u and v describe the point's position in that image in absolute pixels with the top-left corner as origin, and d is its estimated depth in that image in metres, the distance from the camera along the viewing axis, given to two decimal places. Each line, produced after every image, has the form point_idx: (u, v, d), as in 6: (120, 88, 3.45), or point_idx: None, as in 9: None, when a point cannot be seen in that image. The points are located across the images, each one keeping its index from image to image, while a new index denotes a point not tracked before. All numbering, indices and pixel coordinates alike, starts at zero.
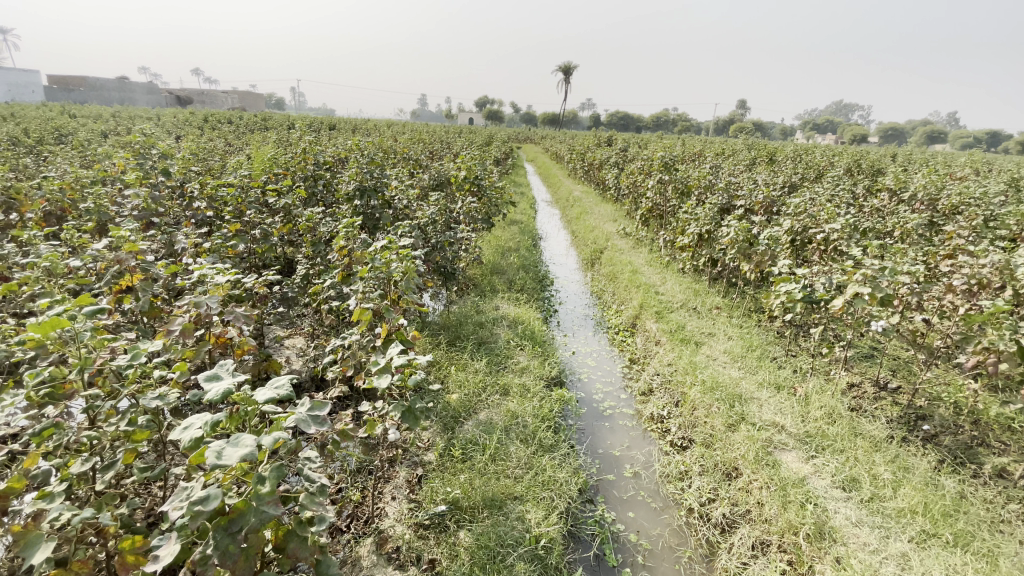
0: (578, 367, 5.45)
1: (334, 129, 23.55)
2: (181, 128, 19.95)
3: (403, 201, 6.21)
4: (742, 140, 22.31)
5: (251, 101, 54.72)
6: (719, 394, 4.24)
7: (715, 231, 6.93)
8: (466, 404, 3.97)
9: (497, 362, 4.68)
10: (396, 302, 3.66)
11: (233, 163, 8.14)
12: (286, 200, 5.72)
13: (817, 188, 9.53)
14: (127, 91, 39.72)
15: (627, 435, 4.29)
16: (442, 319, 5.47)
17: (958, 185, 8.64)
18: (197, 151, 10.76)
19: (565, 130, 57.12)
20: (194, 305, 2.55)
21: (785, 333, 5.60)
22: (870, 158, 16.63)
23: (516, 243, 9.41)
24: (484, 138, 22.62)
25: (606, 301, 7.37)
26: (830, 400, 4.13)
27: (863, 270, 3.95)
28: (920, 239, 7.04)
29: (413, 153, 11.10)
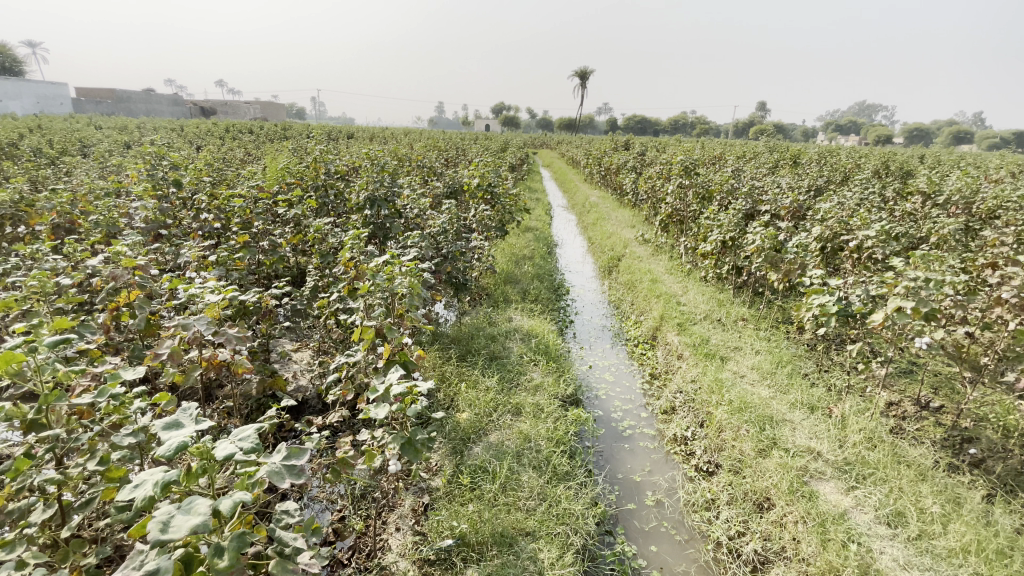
0: (596, 382, 5.21)
1: (351, 137, 23.70)
2: (201, 138, 20.30)
3: (414, 210, 6.06)
4: (763, 142, 21.83)
5: (272, 111, 55.73)
6: (747, 416, 3.96)
7: (738, 239, 6.63)
8: (476, 425, 3.76)
9: (510, 379, 4.46)
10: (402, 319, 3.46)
11: (248, 172, 8.13)
12: (296, 211, 5.62)
13: (845, 192, 9.12)
14: (153, 103, 40.79)
15: (647, 458, 4.04)
16: (453, 332, 5.28)
17: (998, 186, 8.18)
18: (214, 161, 10.86)
19: (581, 134, 56.91)
20: (182, 327, 2.41)
21: (816, 347, 5.28)
22: (898, 159, 16.03)
23: (531, 251, 9.21)
24: (499, 144, 22.57)
25: (624, 311, 7.11)
26: (870, 423, 3.81)
27: (905, 282, 3.64)
28: (960, 245, 6.62)
29: (427, 160, 11.01)
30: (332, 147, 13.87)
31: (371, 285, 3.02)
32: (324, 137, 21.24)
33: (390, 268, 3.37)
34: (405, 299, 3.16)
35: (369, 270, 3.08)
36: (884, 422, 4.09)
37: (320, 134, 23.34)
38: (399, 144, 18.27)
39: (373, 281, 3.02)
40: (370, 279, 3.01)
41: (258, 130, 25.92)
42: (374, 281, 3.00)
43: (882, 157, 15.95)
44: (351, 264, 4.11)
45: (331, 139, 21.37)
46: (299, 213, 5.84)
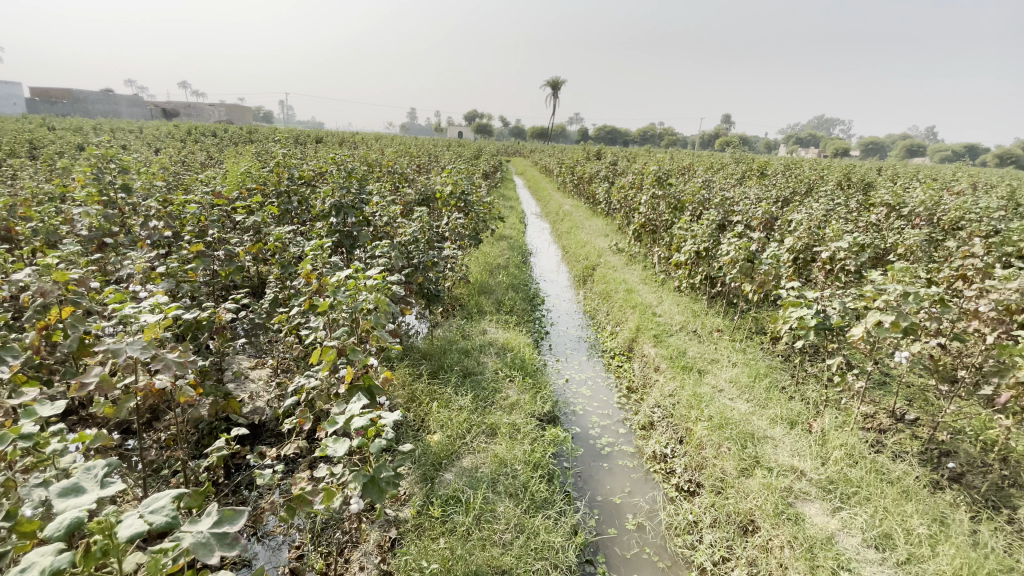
0: (572, 397, 5.05)
1: (320, 142, 23.13)
2: (159, 140, 19.42)
3: (383, 218, 5.80)
4: (730, 152, 22.30)
5: (238, 114, 54.20)
6: (728, 432, 3.85)
7: (713, 249, 6.60)
8: (448, 449, 3.54)
9: (484, 397, 4.25)
10: (368, 338, 3.21)
11: (206, 176, 7.70)
12: (256, 219, 5.29)
13: (813, 203, 9.29)
14: (111, 103, 39.06)
15: (627, 478, 3.89)
16: (424, 346, 5.04)
17: (956, 199, 8.46)
18: (172, 165, 10.32)
19: (554, 143, 57.40)
20: (113, 354, 2.12)
21: (792, 358, 5.26)
22: (859, 172, 16.60)
23: (505, 260, 9.03)
24: (471, 150, 22.42)
25: (600, 322, 7.00)
26: (850, 438, 3.76)
27: (884, 296, 3.60)
28: (924, 256, 6.76)
29: (398, 166, 10.72)
30: (300, 151, 13.42)
31: (335, 301, 2.77)
32: (293, 141, 20.64)
33: (355, 281, 3.12)
34: (372, 315, 2.91)
35: (332, 284, 2.83)
36: (862, 436, 4.06)
37: (288, 138, 22.67)
38: (370, 149, 17.88)
39: (336, 296, 2.76)
40: (333, 294, 2.75)
41: (222, 132, 25.05)
42: (337, 296, 2.74)
43: (843, 169, 16.49)
44: (314, 276, 3.83)
45: (299, 143, 20.78)
46: (258, 221, 5.50)
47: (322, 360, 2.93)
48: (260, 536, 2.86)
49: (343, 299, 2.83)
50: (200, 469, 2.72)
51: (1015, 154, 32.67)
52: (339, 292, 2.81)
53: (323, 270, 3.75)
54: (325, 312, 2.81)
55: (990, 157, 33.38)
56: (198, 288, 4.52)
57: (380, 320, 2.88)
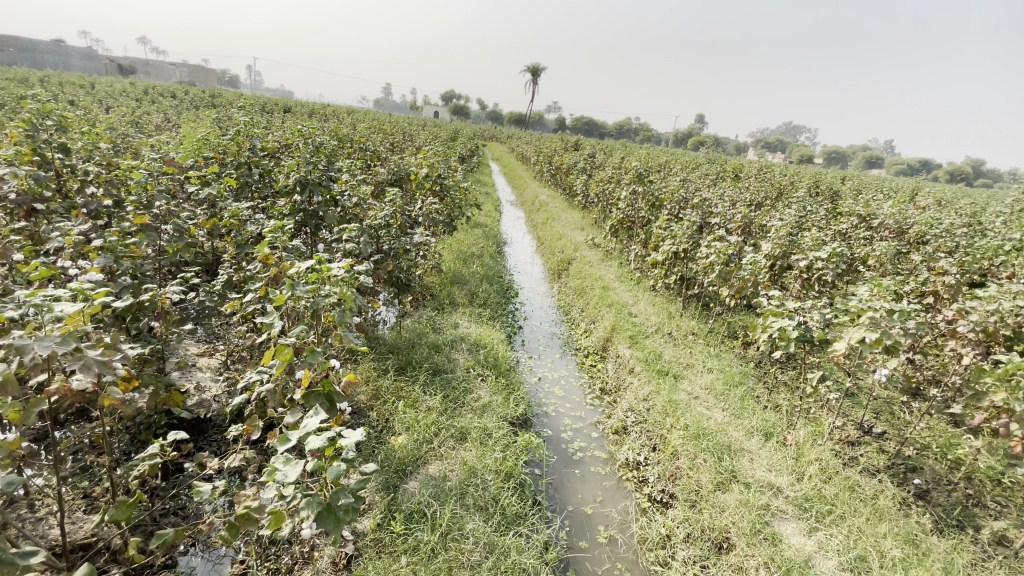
0: (544, 396, 4.88)
1: (289, 112, 22.05)
2: (112, 97, 18.07)
3: (352, 199, 5.42)
4: (705, 153, 22.53)
5: (202, 77, 51.39)
6: (704, 443, 3.75)
7: (691, 251, 6.51)
8: (413, 455, 3.31)
9: (454, 398, 4.02)
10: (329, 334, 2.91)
11: (158, 140, 7.07)
12: (211, 191, 4.84)
13: (786, 209, 9.37)
14: (61, 54, 36.25)
15: (599, 486, 3.75)
16: (390, 339, 4.74)
17: (922, 214, 8.70)
18: (122, 125, 9.49)
19: (531, 131, 57.02)
20: (17, 351, 1.76)
21: (765, 366, 5.23)
22: (826, 180, 17.04)
23: (479, 249, 8.75)
24: (448, 133, 21.82)
25: (574, 318, 6.85)
26: (824, 452, 3.72)
27: (869, 313, 3.55)
28: (893, 269, 6.87)
29: (371, 143, 10.22)
30: (265, 120, 12.64)
31: (293, 297, 2.43)
32: (261, 109, 19.56)
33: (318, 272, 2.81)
34: (336, 313, 2.57)
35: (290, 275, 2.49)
36: (834, 450, 4.04)
37: (256, 107, 21.55)
38: (341, 123, 17.09)
39: (294, 289, 2.40)
40: (292, 288, 2.42)
41: (184, 95, 23.54)
42: (296, 290, 2.40)
43: (813, 177, 16.83)
44: (273, 260, 3.47)
45: (268, 113, 19.74)
46: (213, 193, 5.04)
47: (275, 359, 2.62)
48: (200, 548, 2.59)
49: (304, 295, 2.48)
50: (129, 477, 2.40)
51: (966, 172, 34.40)
52: (295, 287, 2.45)
53: (283, 254, 3.40)
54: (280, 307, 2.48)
55: (942, 172, 35.31)
56: (141, 265, 4.09)
57: (346, 317, 2.55)
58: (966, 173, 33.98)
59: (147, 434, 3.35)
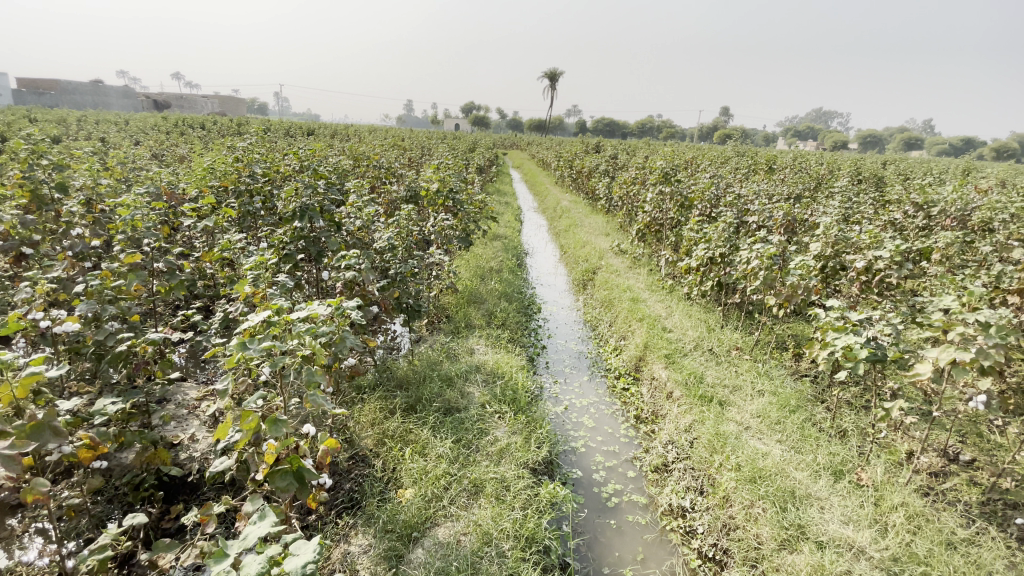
0: (572, 429, 4.39)
1: (311, 135, 22.31)
2: (143, 131, 18.60)
3: (356, 222, 5.08)
4: (733, 146, 21.56)
5: (232, 107, 53.34)
6: (762, 489, 3.18)
7: (729, 255, 5.90)
8: (418, 517, 2.88)
9: (467, 442, 3.58)
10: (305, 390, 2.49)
11: (168, 171, 6.95)
12: (208, 224, 4.58)
13: (830, 200, 8.57)
14: (99, 95, 38.05)
15: (639, 540, 3.23)
16: (398, 374, 4.34)
17: (985, 196, 7.78)
18: (141, 159, 9.53)
19: (551, 137, 56.63)
20: None
21: (822, 383, 4.59)
22: (868, 166, 15.89)
23: (498, 263, 8.33)
24: (467, 144, 21.55)
25: (602, 334, 6.33)
26: (909, 496, 3.10)
27: (960, 329, 2.92)
28: (962, 262, 6.04)
29: (386, 160, 9.98)
30: (284, 145, 12.63)
31: (251, 357, 1.98)
32: (282, 134, 19.85)
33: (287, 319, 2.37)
34: (308, 371, 2.13)
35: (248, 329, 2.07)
36: (918, 486, 3.39)
37: (279, 130, 21.79)
38: (359, 141, 17.04)
39: (251, 346, 1.96)
40: (247, 346, 1.96)
41: (211, 125, 24.18)
42: (252, 350, 1.95)
43: (853, 163, 15.70)
44: (258, 298, 3.10)
45: (289, 136, 19.94)
46: (210, 225, 4.78)
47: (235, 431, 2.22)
48: None
49: (266, 350, 2.05)
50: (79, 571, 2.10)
51: (1014, 147, 32.22)
52: (253, 342, 2.01)
53: (267, 292, 3.03)
54: (239, 366, 2.06)
55: (987, 149, 33.30)
56: (132, 308, 3.83)
57: (318, 374, 2.11)
58: (1016, 150, 31.85)
59: (134, 497, 3.06)
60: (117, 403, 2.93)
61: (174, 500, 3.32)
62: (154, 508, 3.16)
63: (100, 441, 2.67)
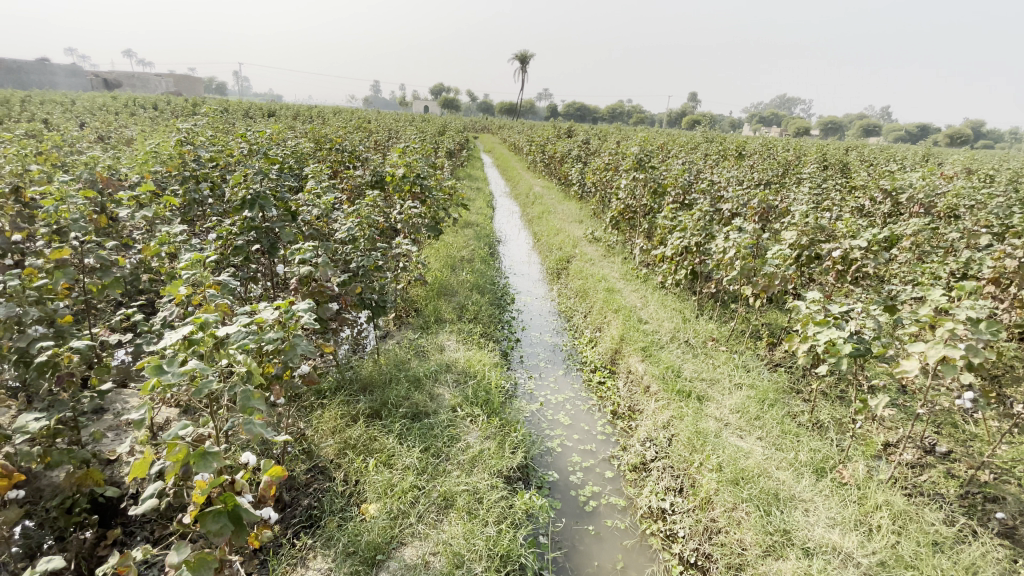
0: (547, 428, 4.20)
1: (271, 116, 21.32)
2: (87, 111, 17.38)
3: (314, 211, 4.71)
4: (701, 131, 21.61)
5: (187, 86, 50.70)
6: (745, 491, 3.07)
7: (705, 244, 5.79)
8: (384, 536, 2.65)
9: (437, 451, 3.35)
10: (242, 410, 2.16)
11: (107, 155, 6.36)
12: (147, 214, 4.14)
13: (800, 187, 8.56)
14: (41, 71, 35.51)
15: (618, 546, 3.08)
16: (362, 375, 4.05)
17: (949, 183, 7.88)
18: (80, 142, 8.78)
19: (522, 121, 56.02)
20: None
21: (798, 374, 4.54)
22: (833, 152, 16.12)
23: (469, 252, 8.06)
24: (436, 127, 20.93)
25: (577, 325, 6.17)
26: (892, 494, 3.04)
27: (948, 325, 2.83)
28: (930, 250, 6.08)
29: (350, 143, 9.48)
30: (241, 126, 11.90)
31: (170, 381, 1.65)
32: (240, 115, 18.87)
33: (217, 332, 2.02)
34: (243, 393, 1.82)
35: (167, 347, 1.73)
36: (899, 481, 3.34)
37: (238, 111, 20.77)
38: (323, 123, 16.35)
39: (168, 370, 1.63)
40: (164, 370, 1.63)
41: (163, 105, 22.82)
42: (171, 375, 1.62)
43: (819, 149, 15.90)
44: (197, 300, 2.75)
45: (247, 117, 18.96)
46: (150, 215, 4.33)
47: (157, 467, 1.89)
48: None
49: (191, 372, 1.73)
50: None
51: (965, 134, 33.57)
52: (172, 364, 1.68)
53: (206, 293, 2.69)
54: (158, 390, 1.73)
55: (939, 136, 34.60)
56: (59, 310, 3.41)
57: (255, 398, 1.81)
58: (967, 136, 33.12)
59: (66, 523, 2.66)
60: (41, 419, 2.52)
61: (111, 521, 2.94)
62: (88, 534, 2.78)
63: (16, 468, 2.24)
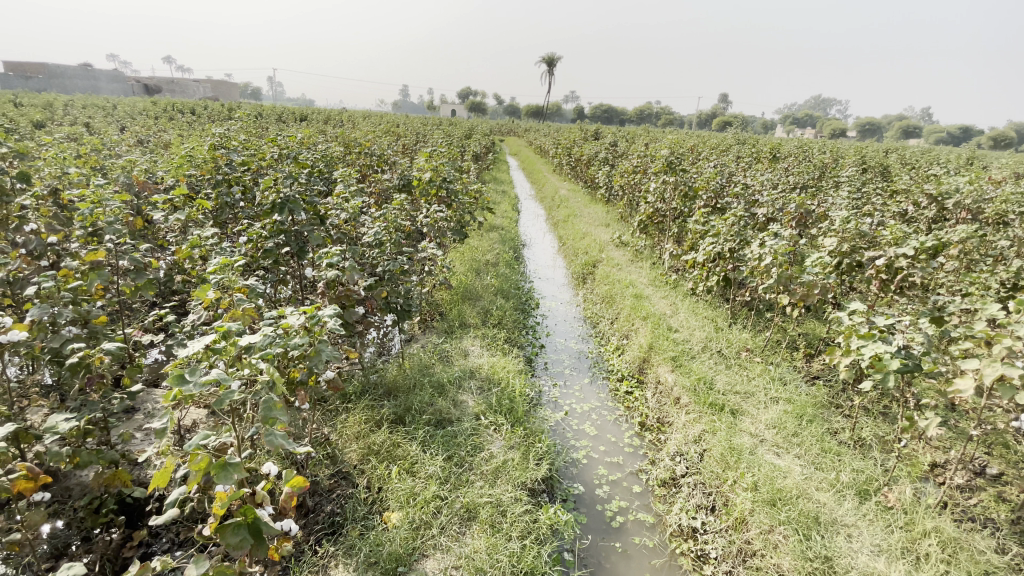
0: (573, 438, 4.10)
1: (303, 120, 21.81)
2: (130, 116, 18.09)
3: (341, 214, 4.72)
4: (732, 133, 21.11)
5: (224, 92, 52.42)
6: (782, 513, 2.90)
7: (739, 250, 5.59)
8: (405, 548, 2.59)
9: (460, 460, 3.29)
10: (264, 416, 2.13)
11: (146, 160, 6.56)
12: (179, 217, 4.22)
13: (839, 191, 8.22)
14: (90, 79, 37.24)
15: (646, 565, 2.96)
16: (387, 380, 4.03)
17: (1000, 186, 7.43)
18: (121, 146, 9.10)
19: (549, 124, 55.92)
20: None
21: (838, 388, 4.32)
22: (872, 154, 15.50)
23: (494, 256, 8.01)
24: (463, 130, 21.01)
25: (603, 332, 6.05)
26: (944, 521, 2.83)
27: (1005, 341, 2.62)
28: (981, 258, 5.72)
29: (378, 146, 9.57)
30: (273, 130, 12.17)
31: (192, 392, 1.59)
32: (274, 120, 19.37)
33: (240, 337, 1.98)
34: (265, 403, 1.76)
35: (190, 355, 1.68)
36: (939, 500, 3.10)
37: (271, 116, 21.33)
38: (353, 127, 16.59)
39: (190, 380, 1.57)
40: (185, 381, 1.57)
41: (202, 110, 23.58)
42: (193, 386, 1.56)
43: (857, 151, 15.30)
44: (224, 304, 2.76)
45: (279, 121, 19.44)
46: (183, 218, 4.43)
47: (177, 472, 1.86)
48: None
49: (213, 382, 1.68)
50: None
51: (1014, 134, 31.92)
52: (195, 372, 1.63)
53: (233, 298, 2.69)
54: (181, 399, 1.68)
55: (986, 137, 32.98)
56: (94, 311, 3.50)
57: (277, 408, 1.75)
58: (1016, 137, 31.51)
59: (93, 523, 2.72)
60: (71, 420, 2.56)
61: (136, 522, 2.99)
62: (114, 535, 2.83)
63: (43, 470, 2.28)
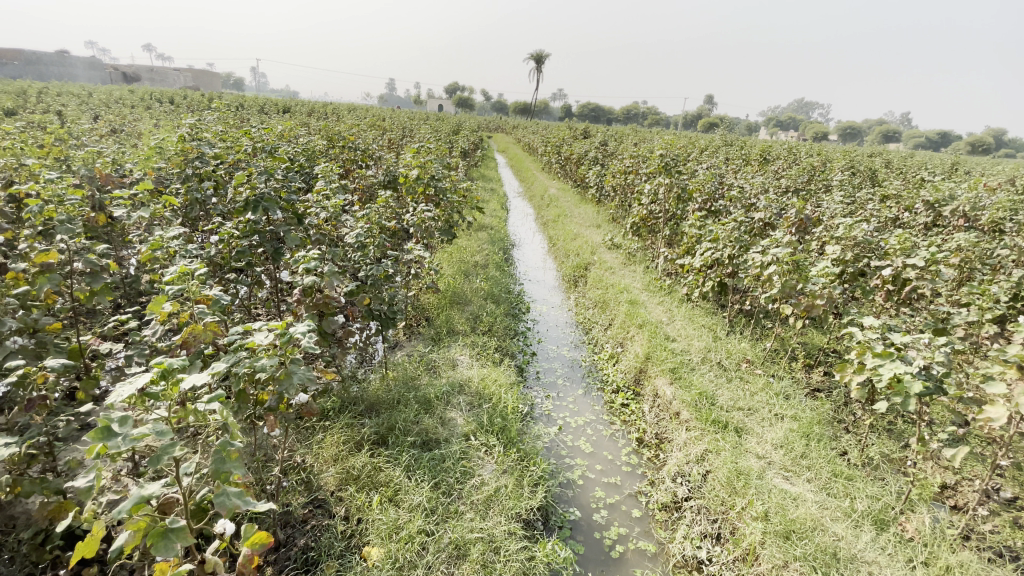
0: (567, 456, 3.85)
1: (285, 112, 21.21)
2: (106, 104, 17.36)
3: (322, 214, 4.40)
4: (720, 133, 21.03)
5: (206, 82, 51.17)
6: (797, 548, 2.70)
7: (739, 257, 5.40)
8: None
9: (447, 488, 3.02)
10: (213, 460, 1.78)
11: (112, 150, 6.12)
12: (143, 214, 3.84)
13: (833, 195, 8.09)
14: (64, 65, 35.93)
15: None
16: (369, 395, 3.74)
17: (994, 194, 7.37)
18: (87, 135, 8.55)
19: (537, 121, 55.67)
20: None
21: (842, 404, 4.15)
22: (859, 158, 15.54)
23: (483, 257, 7.74)
24: (452, 126, 20.66)
25: (596, 339, 5.83)
26: (966, 555, 2.66)
27: None
28: (980, 269, 5.62)
29: (364, 141, 9.20)
30: (254, 122, 11.68)
31: (120, 449, 1.29)
32: (255, 111, 18.76)
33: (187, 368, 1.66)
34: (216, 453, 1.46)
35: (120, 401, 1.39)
36: (957, 528, 2.93)
37: (253, 107, 20.73)
38: (337, 120, 16.10)
39: (118, 433, 1.28)
40: (112, 434, 1.27)
41: (181, 100, 22.77)
42: (121, 441, 1.26)
43: (845, 155, 15.32)
44: (184, 317, 2.44)
45: (262, 113, 18.83)
46: (147, 215, 4.06)
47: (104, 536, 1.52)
48: None
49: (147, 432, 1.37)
50: None
51: (990, 141, 32.63)
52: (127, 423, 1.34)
53: (193, 310, 2.38)
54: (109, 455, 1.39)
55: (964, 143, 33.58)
56: (43, 318, 3.14)
57: (231, 459, 1.45)
58: (989, 145, 32.23)
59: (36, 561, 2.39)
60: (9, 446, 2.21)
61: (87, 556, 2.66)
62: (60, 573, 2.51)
63: None
